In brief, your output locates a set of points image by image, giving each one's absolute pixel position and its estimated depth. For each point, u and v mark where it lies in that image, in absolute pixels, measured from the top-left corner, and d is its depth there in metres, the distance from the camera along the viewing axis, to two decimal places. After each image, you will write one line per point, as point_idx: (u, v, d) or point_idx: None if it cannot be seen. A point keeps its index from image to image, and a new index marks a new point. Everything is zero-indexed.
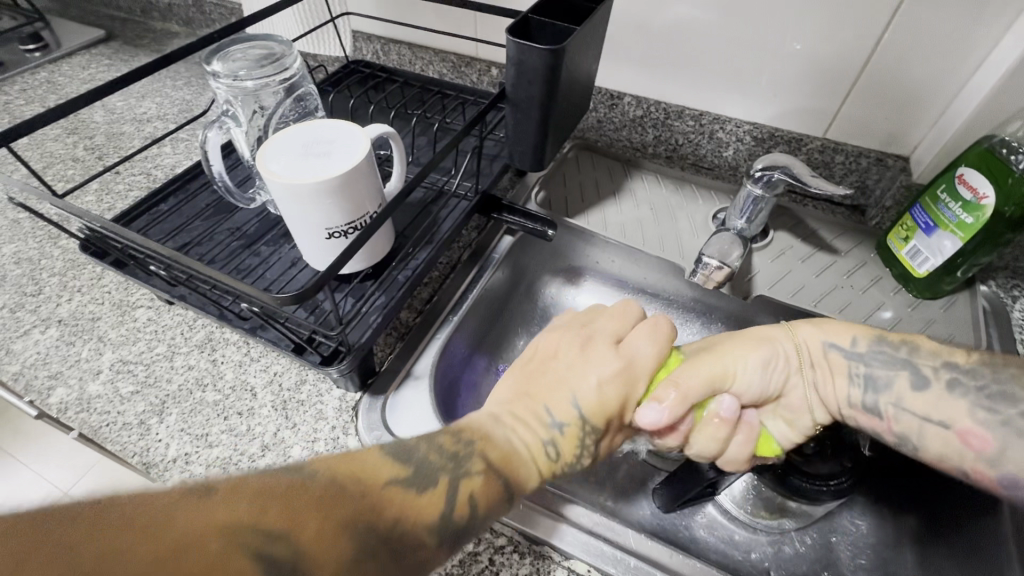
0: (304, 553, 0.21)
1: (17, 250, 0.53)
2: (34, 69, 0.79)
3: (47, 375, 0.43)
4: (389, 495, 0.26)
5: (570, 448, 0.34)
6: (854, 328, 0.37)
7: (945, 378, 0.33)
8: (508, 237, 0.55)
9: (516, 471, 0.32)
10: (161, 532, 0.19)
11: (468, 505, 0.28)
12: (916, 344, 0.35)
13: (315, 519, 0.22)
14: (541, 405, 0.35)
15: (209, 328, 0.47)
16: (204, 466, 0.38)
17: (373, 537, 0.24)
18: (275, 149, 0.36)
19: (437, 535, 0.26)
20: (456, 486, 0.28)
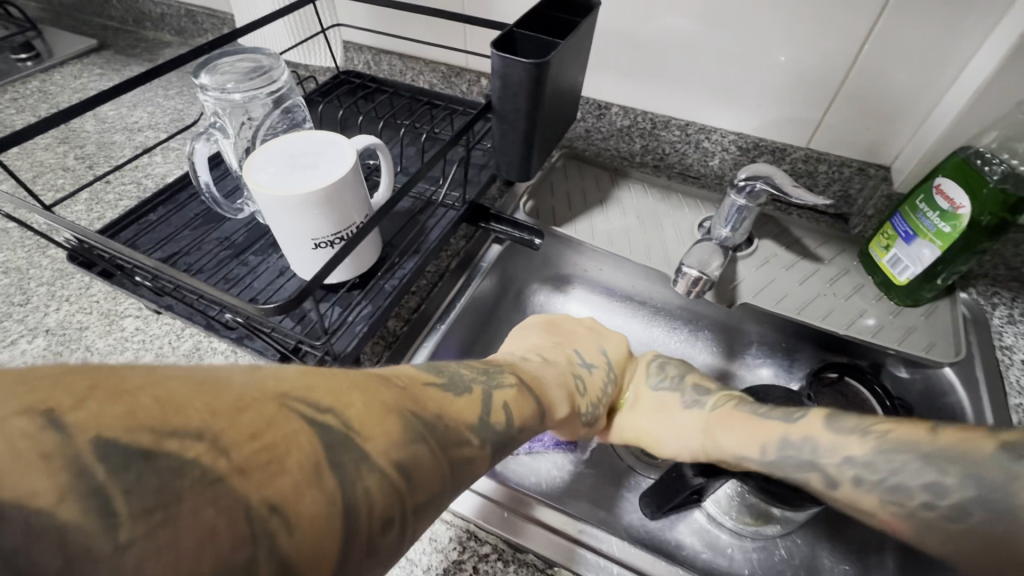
0: (358, 423, 0.20)
1: (5, 260, 0.53)
2: (25, 78, 0.80)
3: None
4: (428, 393, 0.27)
5: (594, 389, 0.44)
6: (761, 434, 0.38)
7: (849, 474, 0.33)
8: (496, 246, 0.55)
9: (546, 394, 0.37)
10: (206, 391, 0.17)
11: (503, 412, 0.30)
12: (815, 441, 0.36)
13: (361, 399, 0.22)
14: (572, 351, 0.46)
15: (197, 338, 0.47)
16: None
17: (417, 425, 0.23)
18: (262, 161, 0.36)
19: (481, 435, 0.28)
20: (492, 397, 0.31)
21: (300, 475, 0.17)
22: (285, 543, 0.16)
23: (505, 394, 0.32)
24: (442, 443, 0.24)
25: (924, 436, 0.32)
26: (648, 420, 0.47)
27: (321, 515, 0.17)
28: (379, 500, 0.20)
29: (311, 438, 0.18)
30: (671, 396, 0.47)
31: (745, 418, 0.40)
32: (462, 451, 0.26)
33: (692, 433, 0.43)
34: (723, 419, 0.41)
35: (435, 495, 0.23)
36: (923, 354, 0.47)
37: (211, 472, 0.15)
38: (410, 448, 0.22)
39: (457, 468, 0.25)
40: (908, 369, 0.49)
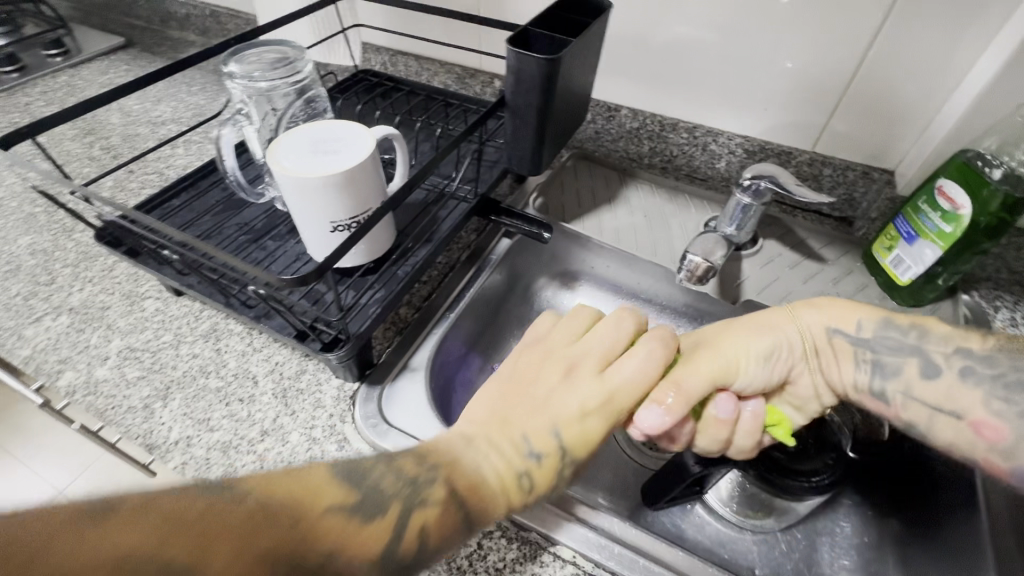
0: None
1: (33, 242, 0.55)
2: (55, 72, 0.83)
3: (57, 359, 0.45)
4: (323, 522, 0.24)
5: (545, 479, 0.32)
6: (860, 310, 0.38)
7: (959, 365, 0.34)
8: (506, 240, 0.56)
9: (482, 501, 0.30)
10: (51, 544, 0.17)
11: (417, 539, 0.26)
12: (923, 329, 0.36)
13: (236, 544, 0.21)
14: (518, 433, 0.33)
15: (215, 319, 0.48)
16: (205, 449, 0.40)
17: None
18: (285, 146, 0.38)
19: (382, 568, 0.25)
20: (405, 517, 0.26)
21: None
22: None
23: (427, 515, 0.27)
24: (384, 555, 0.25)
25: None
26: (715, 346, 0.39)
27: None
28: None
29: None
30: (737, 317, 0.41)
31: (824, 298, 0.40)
32: None
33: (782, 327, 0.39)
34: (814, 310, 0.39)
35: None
36: None
37: None
38: (317, 525, 0.24)
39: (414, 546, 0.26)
40: None
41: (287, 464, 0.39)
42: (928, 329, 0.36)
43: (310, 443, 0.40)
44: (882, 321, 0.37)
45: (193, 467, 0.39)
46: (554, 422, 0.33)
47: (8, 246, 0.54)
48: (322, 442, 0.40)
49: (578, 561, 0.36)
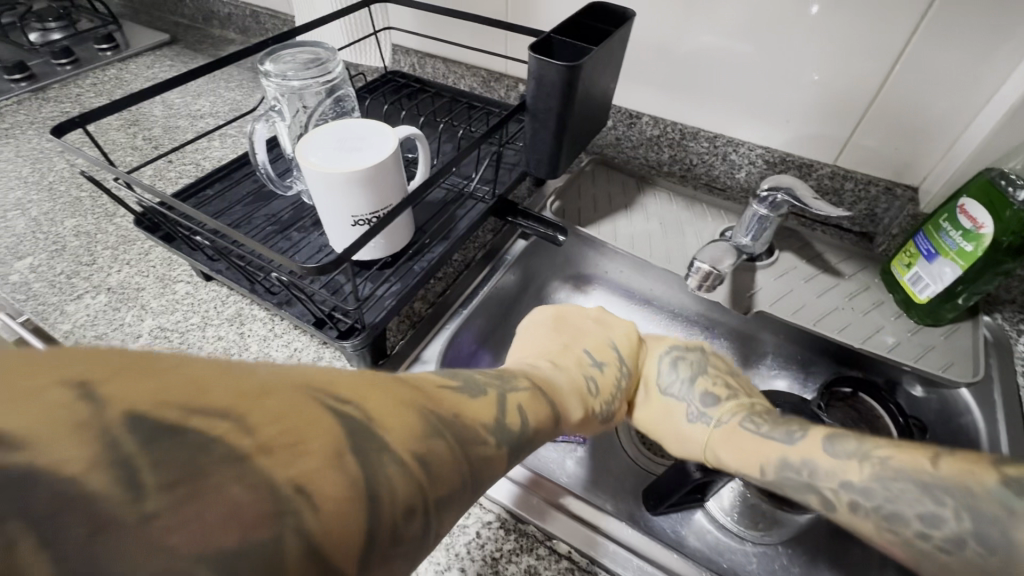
0: (378, 417, 0.20)
1: (77, 224, 0.58)
2: (104, 66, 0.87)
3: (94, 335, 0.48)
4: (444, 395, 0.26)
5: (607, 387, 0.45)
6: (763, 453, 0.38)
7: (846, 499, 0.34)
8: (521, 242, 0.58)
9: (557, 398, 0.37)
10: (229, 375, 0.17)
11: (517, 415, 0.30)
12: (814, 464, 0.36)
13: (383, 393, 0.21)
14: (579, 353, 0.46)
15: (240, 305, 0.51)
16: None
17: (434, 421, 0.23)
18: (313, 143, 0.40)
19: (497, 438, 0.27)
20: (505, 397, 0.31)
21: (331, 458, 0.17)
22: (313, 525, 0.15)
23: (519, 397, 0.32)
24: (501, 424, 0.28)
25: (925, 464, 0.32)
26: (659, 413, 0.49)
27: (350, 496, 0.17)
28: (447, 457, 0.22)
29: (333, 428, 0.18)
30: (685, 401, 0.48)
31: (748, 434, 0.41)
32: (479, 452, 0.25)
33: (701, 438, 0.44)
34: (724, 437, 0.42)
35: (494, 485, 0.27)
36: (939, 372, 0.47)
37: (236, 450, 0.15)
38: (441, 394, 0.26)
39: (521, 426, 0.30)
40: (924, 389, 0.49)
41: None
42: (817, 462, 0.36)
43: None
44: (778, 463, 0.37)
45: None
46: (607, 344, 0.49)
47: (55, 227, 0.58)
48: None
49: (573, 556, 0.36)
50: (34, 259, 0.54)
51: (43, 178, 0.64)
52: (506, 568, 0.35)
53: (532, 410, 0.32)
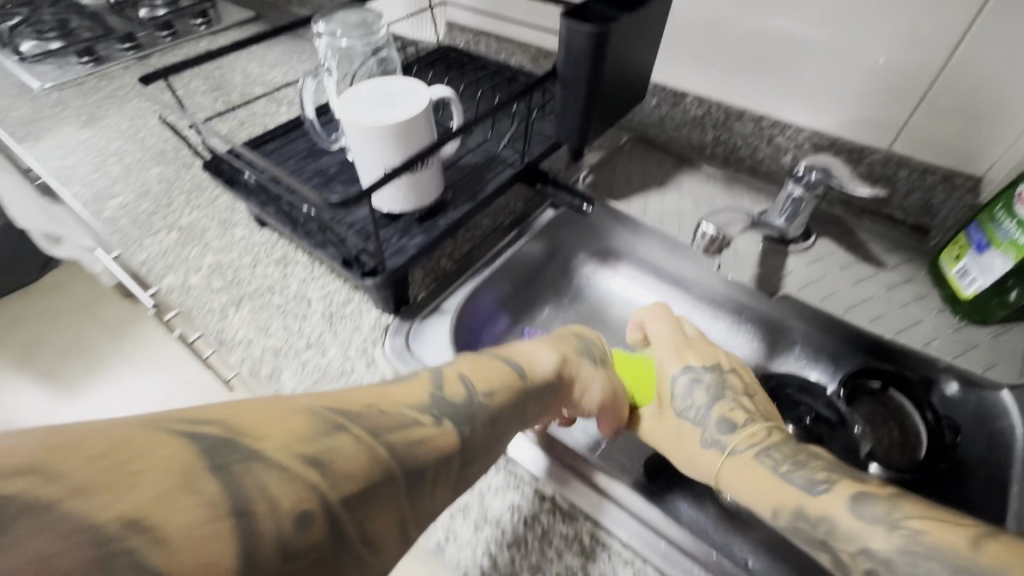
0: (245, 431, 0.22)
1: (161, 173, 0.66)
2: (198, 39, 0.97)
3: (165, 265, 0.55)
4: (361, 395, 0.29)
5: (572, 342, 0.46)
6: (776, 491, 0.36)
7: (863, 566, 0.31)
8: (551, 211, 0.59)
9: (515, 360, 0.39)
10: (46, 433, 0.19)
11: (457, 380, 0.34)
12: (835, 522, 0.33)
13: (252, 414, 0.24)
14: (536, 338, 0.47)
15: (287, 249, 0.56)
16: (260, 350, 0.47)
17: (336, 420, 0.25)
18: (354, 98, 0.43)
19: (434, 415, 0.30)
20: (439, 376, 0.34)
21: (169, 486, 0.19)
22: (152, 561, 0.17)
23: (461, 368, 0.36)
24: (435, 395, 0.32)
25: (964, 549, 0.28)
26: (669, 433, 0.44)
27: (206, 517, 0.19)
28: (352, 449, 0.24)
29: (170, 461, 0.20)
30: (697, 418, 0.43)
31: (760, 470, 0.37)
32: (411, 434, 0.28)
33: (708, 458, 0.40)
34: (740, 469, 0.38)
35: (443, 481, 0.28)
36: (979, 371, 0.44)
37: (41, 500, 0.16)
38: (358, 395, 0.29)
39: (465, 392, 0.33)
40: (961, 388, 0.46)
41: (323, 373, 0.45)
42: (835, 525, 0.33)
43: (344, 360, 0.46)
44: (794, 511, 0.34)
45: (250, 363, 0.46)
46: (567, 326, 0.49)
47: (143, 174, 0.66)
48: (354, 360, 0.46)
49: (556, 499, 0.37)
50: (124, 200, 0.63)
51: (138, 133, 0.73)
52: (489, 502, 0.37)
53: (479, 373, 0.36)
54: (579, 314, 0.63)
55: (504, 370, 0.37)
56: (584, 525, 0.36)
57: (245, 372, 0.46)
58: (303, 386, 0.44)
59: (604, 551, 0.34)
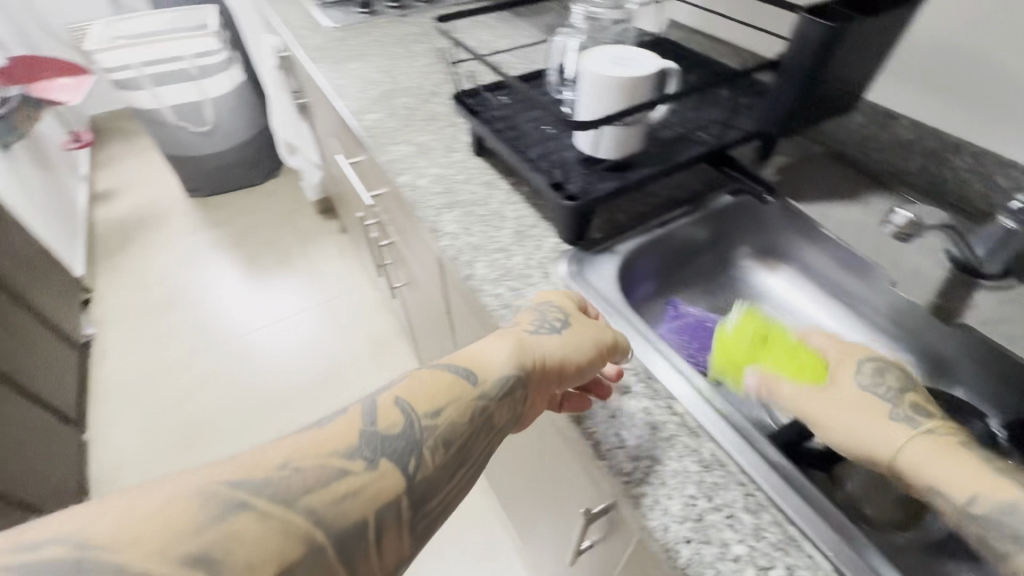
0: (97, 542, 0.26)
1: (407, 103, 0.83)
2: (446, 7, 1.16)
3: (401, 168, 0.70)
4: (266, 457, 0.32)
5: (527, 320, 0.45)
6: (972, 478, 0.33)
7: None
8: (728, 197, 0.63)
9: (466, 360, 0.41)
10: None
11: (391, 411, 0.37)
12: None
13: (117, 510, 0.27)
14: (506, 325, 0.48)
15: (493, 177, 0.67)
16: (461, 242, 0.58)
17: (223, 504, 0.29)
18: (595, 56, 0.52)
19: (371, 457, 0.34)
20: (371, 404, 0.37)
21: None
22: None
23: (398, 391, 0.39)
24: (366, 431, 0.35)
25: None
26: (839, 408, 0.40)
27: None
28: (253, 528, 0.29)
29: None
30: (875, 397, 0.40)
31: (951, 455, 0.35)
32: (341, 488, 0.32)
33: (880, 434, 0.38)
34: (932, 448, 0.36)
35: (395, 534, 0.34)
36: None
37: None
38: (265, 457, 0.32)
39: (401, 418, 0.37)
40: None
41: (506, 271, 0.55)
42: None
43: (524, 266, 0.55)
44: (1000, 505, 0.32)
45: (452, 249, 0.58)
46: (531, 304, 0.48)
47: (394, 101, 0.84)
48: (532, 268, 0.55)
49: (685, 418, 0.42)
50: (378, 117, 0.80)
51: (393, 71, 0.92)
52: (626, 400, 0.43)
53: (419, 392, 0.38)
54: (728, 301, 0.65)
55: (444, 381, 0.39)
56: (706, 444, 0.40)
57: (447, 256, 0.58)
58: (489, 276, 0.54)
59: (721, 467, 0.39)
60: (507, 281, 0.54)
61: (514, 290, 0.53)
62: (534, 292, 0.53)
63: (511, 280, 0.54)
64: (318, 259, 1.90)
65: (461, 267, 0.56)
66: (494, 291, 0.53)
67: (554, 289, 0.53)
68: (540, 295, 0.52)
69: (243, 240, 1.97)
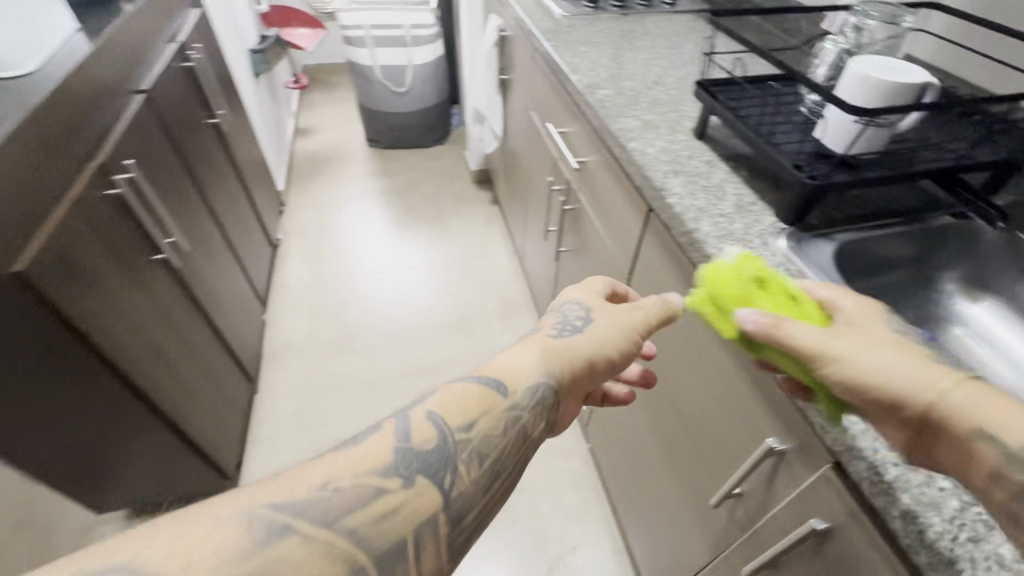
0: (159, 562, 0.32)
1: (631, 86, 0.94)
2: (662, 13, 1.27)
3: (629, 136, 0.81)
4: (305, 479, 0.39)
5: (552, 323, 0.60)
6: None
7: None
8: (947, 218, 0.66)
9: (498, 373, 0.52)
10: None
11: (426, 430, 0.45)
12: None
13: (175, 536, 0.34)
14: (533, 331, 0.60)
15: (714, 158, 0.76)
16: (687, 202, 0.67)
17: (267, 525, 0.36)
18: (862, 62, 0.59)
19: (409, 473, 0.42)
20: (409, 420, 0.45)
21: None
22: None
23: (434, 408, 0.47)
24: (402, 447, 0.43)
25: None
26: (856, 347, 0.41)
27: None
28: (298, 549, 0.36)
29: None
30: (902, 343, 0.41)
31: (997, 397, 0.35)
32: (388, 503, 0.40)
33: (915, 376, 0.38)
34: (981, 392, 0.36)
35: (434, 549, 0.40)
36: None
37: None
38: (306, 477, 0.39)
39: (433, 433, 0.45)
40: None
41: (728, 232, 0.63)
42: None
43: (746, 231, 0.63)
44: None
45: (679, 206, 0.67)
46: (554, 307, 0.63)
47: (620, 83, 0.95)
48: (752, 234, 0.63)
49: None
50: (606, 92, 0.92)
51: (617, 59, 1.04)
52: None
53: (452, 409, 0.47)
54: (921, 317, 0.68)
55: (477, 398, 0.48)
56: None
57: (672, 211, 0.68)
58: (713, 232, 0.63)
59: None
60: (729, 240, 0.62)
61: (736, 248, 0.61)
62: (754, 253, 0.60)
63: (733, 240, 0.62)
64: (468, 222, 2.09)
65: (687, 221, 0.65)
66: (718, 244, 0.61)
67: (773, 255, 0.60)
68: (760, 256, 0.60)
69: (406, 191, 2.23)
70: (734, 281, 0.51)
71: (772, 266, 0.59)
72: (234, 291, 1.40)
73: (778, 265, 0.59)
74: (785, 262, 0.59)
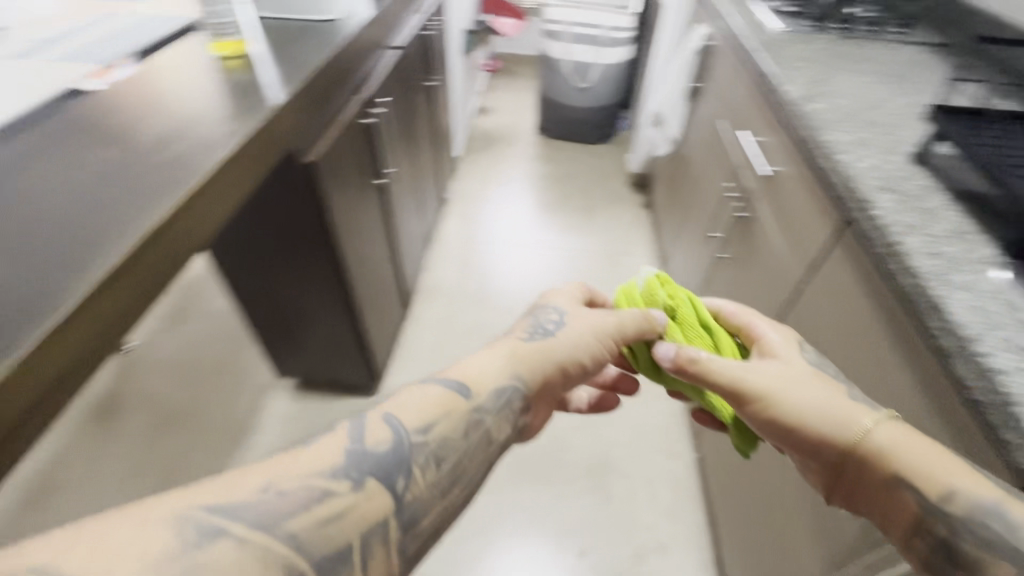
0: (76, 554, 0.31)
1: (845, 103, 0.94)
2: (890, 41, 1.22)
3: (839, 148, 0.81)
4: (246, 478, 0.41)
5: (521, 329, 0.65)
6: (933, 457, 0.49)
7: None
8: None
9: (460, 373, 0.57)
10: None
11: (378, 433, 0.48)
12: None
13: (95, 527, 0.33)
14: (501, 336, 0.65)
15: (930, 184, 0.74)
16: (895, 217, 0.68)
17: (201, 518, 0.37)
18: None
19: (354, 480, 0.45)
20: (368, 418, 0.50)
21: None
22: None
23: (390, 410, 0.51)
24: (353, 451, 0.46)
25: None
26: (784, 385, 0.58)
27: None
28: (230, 549, 0.36)
29: None
30: (816, 377, 0.59)
31: (906, 433, 0.52)
32: (336, 505, 0.42)
33: (842, 420, 0.55)
34: (908, 436, 0.52)
35: (380, 554, 0.43)
36: None
37: None
38: (252, 475, 0.41)
39: (388, 436, 0.49)
40: None
41: (937, 252, 0.62)
42: None
43: (958, 255, 0.62)
44: (993, 497, 0.45)
45: (886, 219, 0.68)
46: (530, 312, 0.68)
47: (833, 99, 0.95)
48: (965, 259, 0.62)
49: None
50: (818, 106, 0.93)
51: (834, 77, 1.04)
52: None
53: (413, 408, 0.51)
54: None
55: (439, 400, 0.53)
56: None
57: (876, 222, 0.68)
58: (920, 248, 0.63)
59: None
60: (938, 258, 0.61)
61: (945, 268, 0.60)
62: (964, 276, 0.59)
63: (942, 259, 0.61)
64: (615, 220, 2.15)
65: (893, 234, 0.65)
66: (924, 259, 0.61)
67: (985, 282, 0.59)
68: (971, 280, 0.59)
69: (563, 179, 2.36)
70: (648, 305, 0.69)
71: (982, 292, 0.58)
72: (411, 228, 1.62)
73: (990, 292, 0.58)
74: (999, 292, 0.58)
